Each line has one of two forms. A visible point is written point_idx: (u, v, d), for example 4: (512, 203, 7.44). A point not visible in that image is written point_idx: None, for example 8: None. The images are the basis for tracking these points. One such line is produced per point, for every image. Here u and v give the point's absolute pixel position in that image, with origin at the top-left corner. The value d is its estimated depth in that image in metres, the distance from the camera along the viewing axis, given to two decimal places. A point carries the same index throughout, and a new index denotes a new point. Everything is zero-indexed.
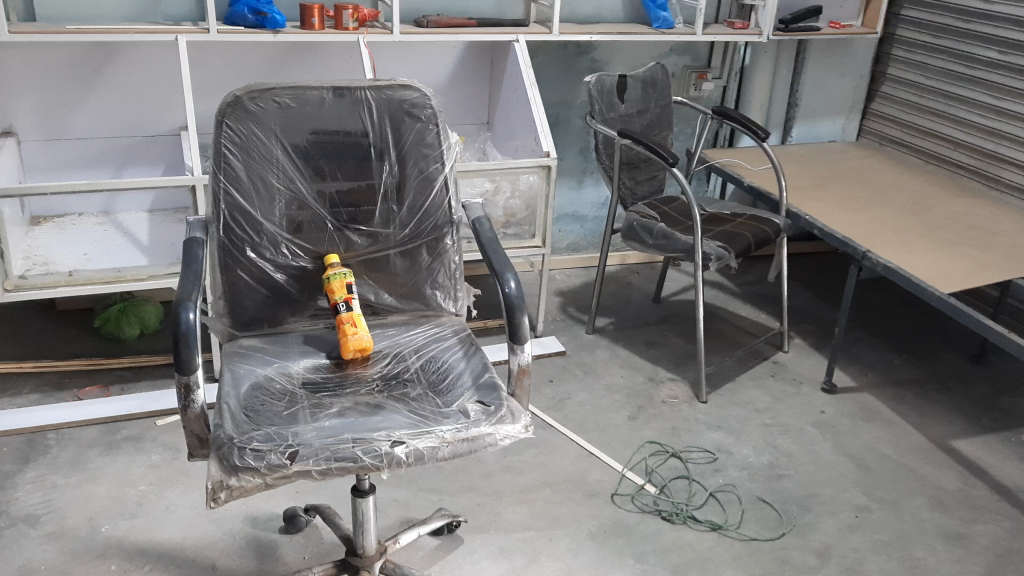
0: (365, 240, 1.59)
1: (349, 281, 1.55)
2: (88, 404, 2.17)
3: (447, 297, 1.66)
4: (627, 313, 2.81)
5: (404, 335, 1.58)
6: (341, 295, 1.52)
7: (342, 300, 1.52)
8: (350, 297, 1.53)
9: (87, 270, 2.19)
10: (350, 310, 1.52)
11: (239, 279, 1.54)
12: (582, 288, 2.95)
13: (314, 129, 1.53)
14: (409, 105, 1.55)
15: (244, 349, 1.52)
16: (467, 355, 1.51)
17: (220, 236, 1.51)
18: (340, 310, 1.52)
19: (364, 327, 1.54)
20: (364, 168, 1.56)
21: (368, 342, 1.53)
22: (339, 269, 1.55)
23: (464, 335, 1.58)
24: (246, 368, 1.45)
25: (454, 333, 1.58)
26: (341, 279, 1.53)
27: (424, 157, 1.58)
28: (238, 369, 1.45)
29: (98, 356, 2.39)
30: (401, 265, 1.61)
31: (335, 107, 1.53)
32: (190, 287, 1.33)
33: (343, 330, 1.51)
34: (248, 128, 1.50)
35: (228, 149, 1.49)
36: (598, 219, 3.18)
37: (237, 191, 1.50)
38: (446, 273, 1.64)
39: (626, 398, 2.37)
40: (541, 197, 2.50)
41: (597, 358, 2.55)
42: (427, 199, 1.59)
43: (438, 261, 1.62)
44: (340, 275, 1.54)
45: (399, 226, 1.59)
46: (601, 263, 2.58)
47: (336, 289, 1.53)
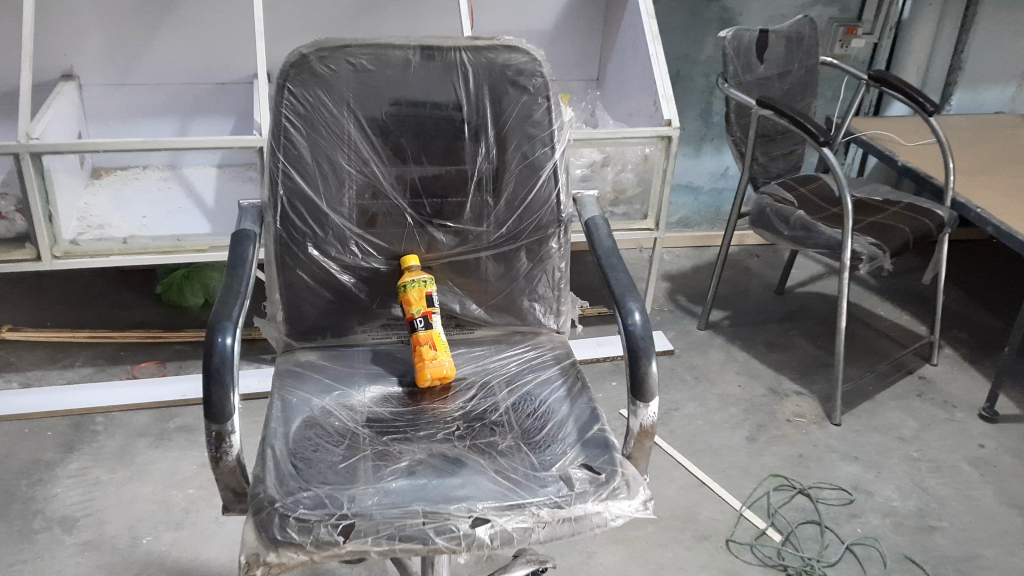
0: (451, 240, 1.28)
1: (430, 290, 1.26)
2: (142, 385, 1.97)
3: (549, 313, 1.35)
4: (745, 306, 2.46)
5: (494, 363, 1.29)
6: (419, 310, 1.24)
7: (419, 315, 1.24)
8: (429, 313, 1.24)
9: (144, 238, 1.94)
10: (429, 329, 1.24)
11: (299, 280, 1.27)
12: (693, 273, 2.61)
13: (395, 99, 1.22)
14: (515, 72, 1.23)
15: (301, 369, 1.25)
16: (571, 395, 1.20)
17: (277, 229, 1.24)
18: (415, 328, 1.24)
19: (445, 349, 1.25)
20: (455, 150, 1.25)
21: (449, 368, 1.25)
22: (418, 275, 1.26)
23: (570, 366, 1.27)
24: (300, 399, 1.18)
25: (556, 363, 1.28)
26: (419, 289, 1.25)
27: (529, 138, 1.26)
28: (290, 399, 1.18)
29: (158, 328, 2.17)
30: (494, 272, 1.31)
31: (422, 72, 1.22)
32: (232, 300, 1.07)
33: (418, 354, 1.24)
34: (315, 96, 1.21)
35: (288, 121, 1.20)
36: (715, 191, 2.80)
37: (298, 174, 1.22)
38: (548, 283, 1.32)
39: (743, 413, 2.04)
40: (658, 171, 2.14)
41: (711, 362, 2.22)
42: (530, 191, 1.27)
43: (538, 268, 1.31)
44: (417, 284, 1.25)
45: (494, 223, 1.28)
46: (723, 251, 2.23)
47: (412, 301, 1.24)
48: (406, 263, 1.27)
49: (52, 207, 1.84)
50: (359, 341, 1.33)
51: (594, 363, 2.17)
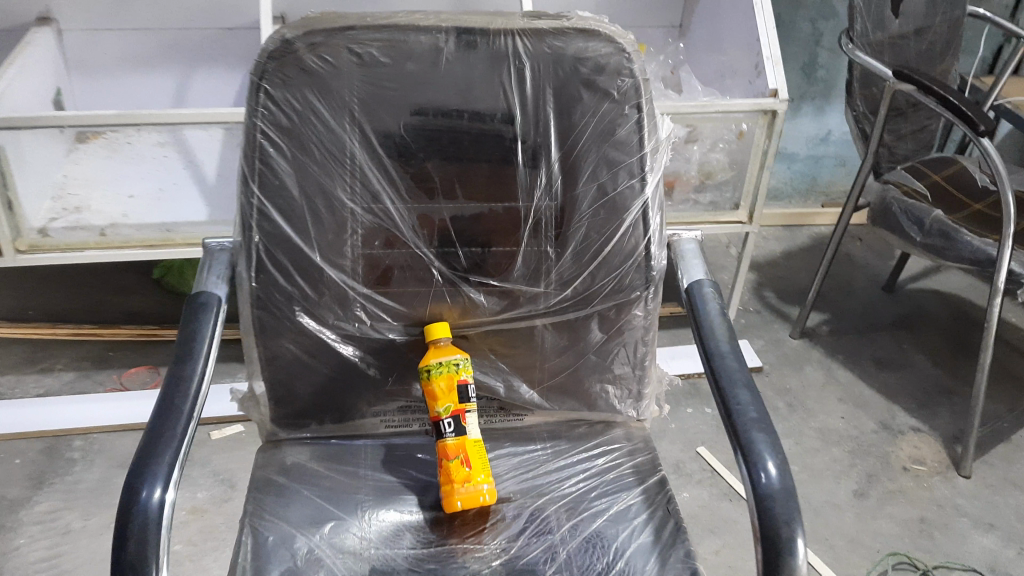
0: (494, 303, 0.91)
1: (463, 377, 0.89)
2: (128, 400, 1.66)
3: (626, 398, 0.98)
4: (847, 308, 2.06)
5: (551, 476, 0.93)
6: (447, 406, 0.89)
7: (446, 414, 0.88)
8: (459, 410, 0.88)
9: (127, 226, 1.64)
10: (460, 435, 0.88)
11: (285, 354, 0.92)
12: (783, 261, 2.21)
13: (419, 107, 0.84)
14: (593, 69, 0.83)
15: (287, 479, 0.91)
16: (662, 545, 0.84)
17: (252, 287, 0.88)
18: (441, 433, 0.88)
19: (484, 464, 0.89)
20: (504, 179, 0.87)
21: (488, 493, 0.88)
22: (446, 354, 0.90)
23: (657, 487, 0.91)
24: (280, 537, 0.84)
25: (638, 480, 0.92)
26: (446, 377, 0.89)
27: (610, 164, 0.87)
28: (266, 538, 0.84)
29: (155, 320, 1.86)
30: (553, 347, 0.94)
31: (458, 67, 0.83)
32: (171, 417, 0.74)
33: (444, 472, 0.88)
34: (303, 101, 0.82)
35: (265, 137, 0.83)
36: (812, 159, 2.35)
37: (281, 213, 0.86)
38: (628, 361, 0.95)
39: (848, 457, 1.68)
40: (756, 153, 1.70)
41: (807, 383, 1.84)
42: (609, 240, 0.89)
43: (615, 342, 0.94)
44: (445, 370, 0.89)
45: (555, 282, 0.90)
46: (831, 250, 1.82)
47: (437, 393, 0.89)
48: (432, 337, 0.91)
49: (12, 193, 1.53)
50: (367, 429, 0.99)
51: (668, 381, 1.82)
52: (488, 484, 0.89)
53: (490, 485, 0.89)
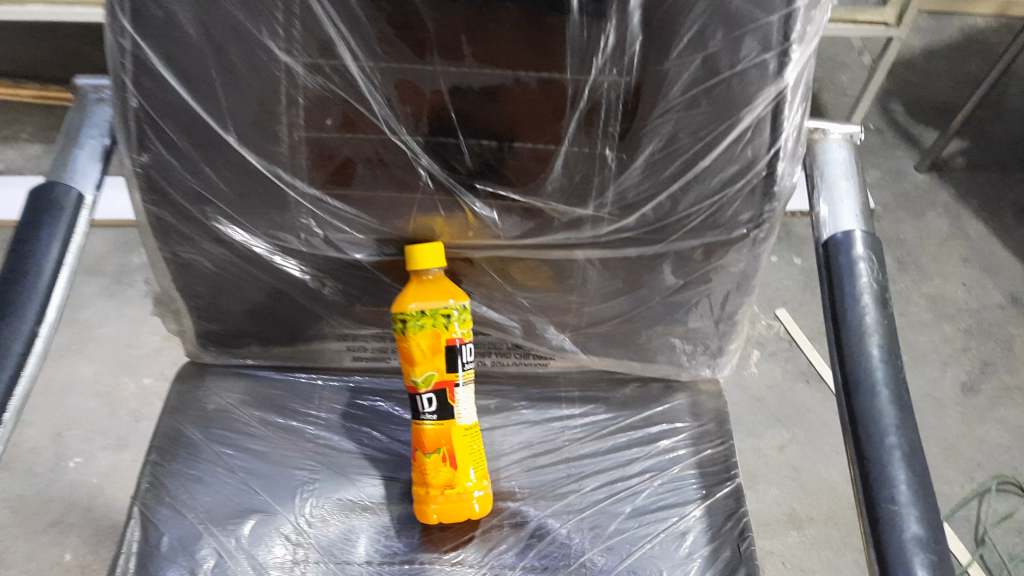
0: (514, 223, 0.59)
1: (456, 336, 0.59)
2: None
3: (699, 355, 0.67)
4: (994, 134, 1.63)
5: (577, 469, 0.65)
6: (428, 377, 0.59)
7: (426, 389, 0.59)
8: (445, 386, 0.59)
9: None
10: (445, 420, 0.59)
11: (201, 263, 0.62)
12: (923, 61, 1.74)
13: None
14: None
15: (203, 439, 0.65)
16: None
17: (138, 174, 0.57)
18: (418, 412, 0.60)
19: (480, 460, 0.62)
20: (542, 35, 0.51)
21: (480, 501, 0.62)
22: (434, 299, 0.59)
23: (728, 508, 0.62)
24: (178, 539, 0.59)
25: (701, 493, 0.63)
26: (430, 334, 0.59)
27: (731, 24, 0.49)
28: (159, 541, 0.59)
29: None
30: (600, 289, 0.62)
31: None
32: None
33: (419, 467, 0.61)
34: None
35: None
36: None
37: (171, 66, 0.52)
38: (709, 314, 0.63)
39: (961, 337, 1.34)
40: None
41: (925, 234, 1.47)
42: (708, 150, 0.53)
43: (694, 291, 0.61)
44: (430, 324, 0.59)
45: (612, 204, 0.56)
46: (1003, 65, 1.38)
47: (414, 356, 0.59)
48: (416, 267, 0.59)
49: None
50: (328, 358, 0.70)
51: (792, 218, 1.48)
52: (483, 488, 0.62)
53: (485, 488, 0.62)
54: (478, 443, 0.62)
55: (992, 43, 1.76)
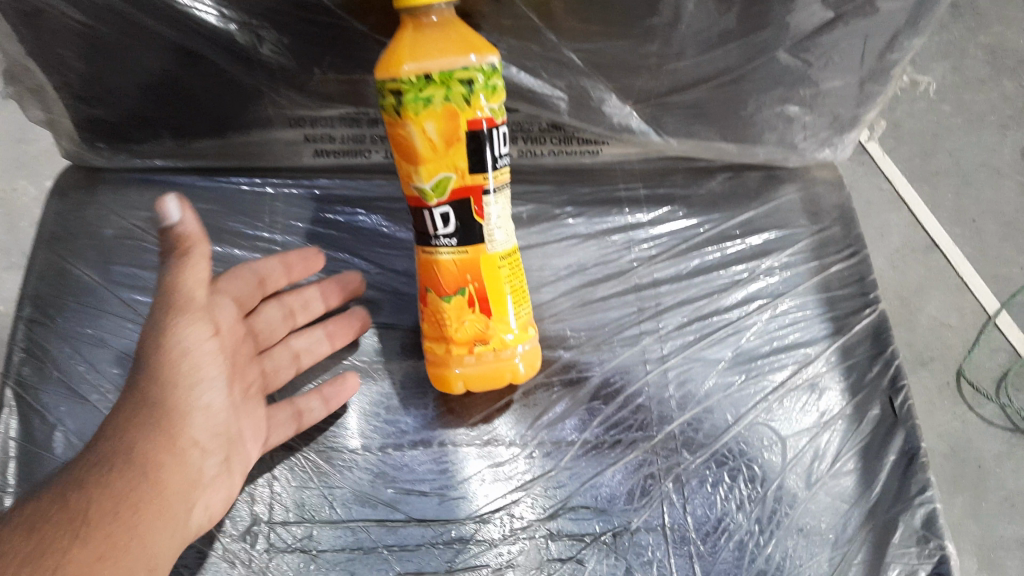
0: None
1: (480, 117, 0.37)
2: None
3: (821, 131, 0.46)
4: None
5: (651, 300, 0.46)
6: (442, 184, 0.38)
7: (439, 202, 0.39)
8: (468, 196, 0.38)
9: None
10: (468, 249, 0.39)
11: (61, 10, 0.39)
12: None
13: None
14: None
15: (102, 283, 0.45)
16: (877, 497, 0.40)
17: None
18: (428, 238, 0.40)
19: (522, 295, 0.41)
20: None
21: (527, 356, 0.42)
22: (439, 55, 0.36)
23: (872, 350, 0.44)
24: (79, 437, 0.40)
25: (829, 329, 0.45)
26: (440, 115, 0.36)
27: None
28: (51, 441, 0.40)
29: None
30: (697, 34, 0.40)
31: None
32: None
33: (433, 314, 0.41)
34: None
35: None
36: None
37: None
38: (854, 69, 0.42)
39: None
40: None
41: None
42: None
43: (844, 31, 0.40)
44: (442, 98, 0.36)
45: None
46: None
47: (417, 154, 0.38)
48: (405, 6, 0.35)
49: None
50: (273, 162, 0.48)
51: None
52: (528, 332, 0.42)
53: (532, 331, 0.42)
54: (517, 270, 0.41)
55: None
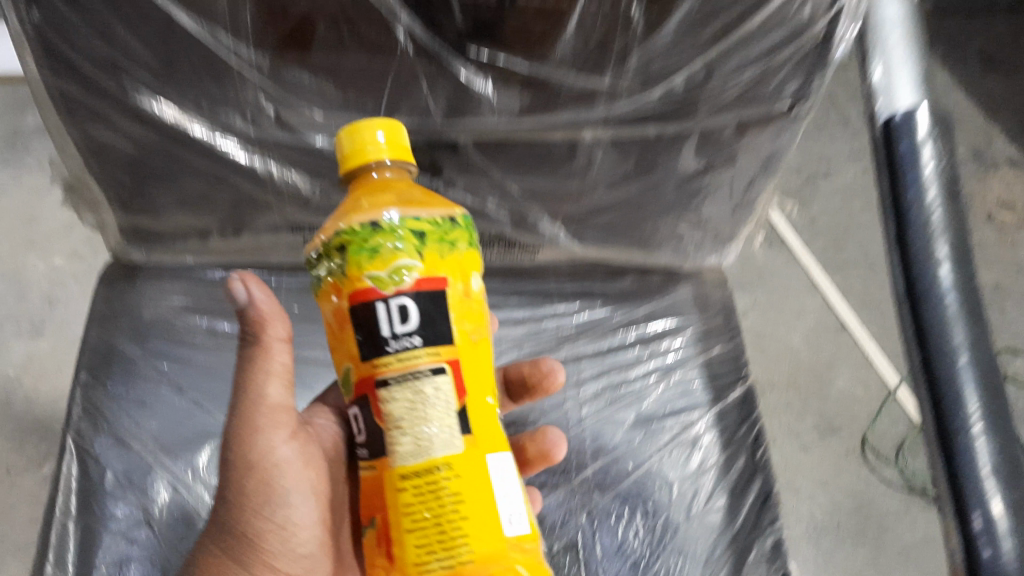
0: (511, 98, 0.47)
1: (364, 284, 0.32)
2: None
3: (707, 243, 0.60)
4: None
5: (573, 373, 0.58)
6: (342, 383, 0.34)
7: (347, 402, 0.34)
8: (363, 393, 0.33)
9: None
10: (376, 465, 0.33)
11: (119, 145, 0.50)
12: None
13: None
14: None
15: (141, 355, 0.56)
16: (740, 526, 0.53)
17: (28, 34, 0.43)
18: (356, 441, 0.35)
19: (439, 545, 0.31)
20: None
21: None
22: (340, 212, 0.35)
23: (741, 414, 0.56)
24: (127, 479, 0.51)
25: (710, 397, 0.57)
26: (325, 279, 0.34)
27: None
28: (104, 480, 0.51)
29: None
30: (607, 173, 0.53)
31: None
32: None
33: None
34: None
35: None
36: None
37: None
38: (727, 200, 0.56)
39: None
40: None
41: None
42: (757, 10, 0.42)
43: (716, 175, 0.53)
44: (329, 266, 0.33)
45: (633, 70, 0.45)
46: None
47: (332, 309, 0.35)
48: (343, 164, 0.35)
49: None
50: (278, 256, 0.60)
51: None
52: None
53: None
54: (444, 503, 0.31)
55: None
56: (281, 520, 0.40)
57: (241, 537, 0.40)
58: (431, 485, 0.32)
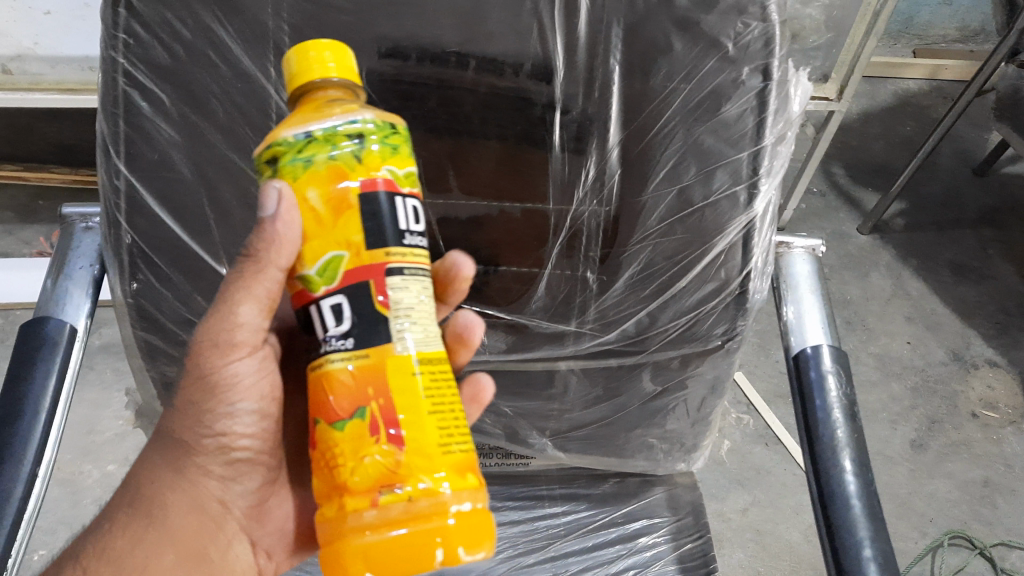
0: (499, 336, 0.61)
1: (379, 175, 0.36)
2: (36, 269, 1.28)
3: (675, 452, 0.69)
4: (941, 188, 1.61)
5: (562, 567, 0.67)
6: (328, 270, 0.36)
7: (333, 289, 0.36)
8: (369, 278, 0.36)
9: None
10: (369, 351, 0.35)
11: None
12: (875, 115, 1.72)
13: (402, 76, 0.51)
14: (681, 22, 0.49)
15: None
16: None
17: (129, 303, 0.55)
18: (320, 344, 0.36)
19: (456, 434, 0.36)
20: (525, 168, 0.55)
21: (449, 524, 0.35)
22: (308, 110, 0.37)
23: None
24: None
25: None
26: (317, 189, 0.36)
27: (702, 159, 0.51)
28: None
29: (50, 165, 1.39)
30: (581, 396, 0.64)
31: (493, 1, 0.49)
32: None
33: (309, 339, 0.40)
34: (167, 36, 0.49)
35: (115, 108, 0.49)
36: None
37: (165, 205, 0.52)
38: (685, 416, 0.66)
39: (908, 395, 1.31)
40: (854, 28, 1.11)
41: (870, 293, 1.44)
42: (685, 272, 0.55)
43: (672, 396, 0.63)
44: (326, 160, 0.36)
45: (593, 321, 0.58)
46: (943, 130, 1.39)
47: (304, 233, 0.37)
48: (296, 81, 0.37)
49: None
50: None
51: (859, 262, 1.49)
52: (439, 475, 0.35)
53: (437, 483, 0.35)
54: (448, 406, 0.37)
55: (940, 98, 1.74)
56: (221, 427, 0.45)
57: (179, 441, 0.46)
58: (440, 378, 0.37)
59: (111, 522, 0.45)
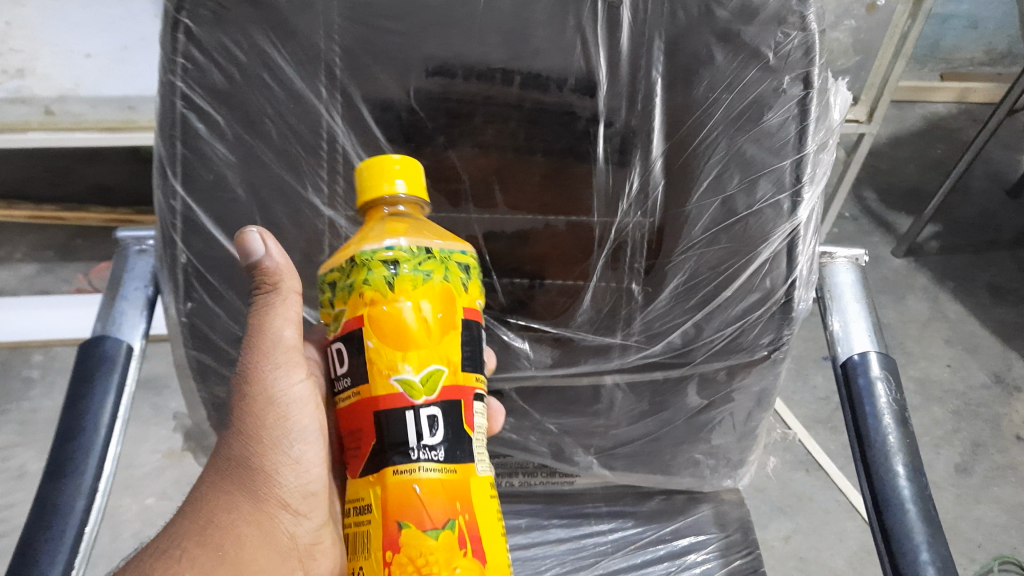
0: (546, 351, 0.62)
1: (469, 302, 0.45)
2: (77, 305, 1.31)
3: (721, 468, 0.69)
4: (974, 211, 1.60)
5: None
6: (430, 379, 0.41)
7: (427, 398, 0.41)
8: (461, 395, 0.42)
9: (36, 80, 1.09)
10: (455, 466, 0.41)
11: None
12: (902, 140, 1.72)
13: (446, 92, 0.52)
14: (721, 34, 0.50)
15: None
16: None
17: (183, 323, 0.57)
18: (410, 452, 0.41)
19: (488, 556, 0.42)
20: (569, 182, 0.56)
21: None
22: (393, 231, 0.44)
23: None
24: None
25: None
26: (433, 302, 0.42)
27: (745, 168, 0.52)
28: None
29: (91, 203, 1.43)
30: (627, 412, 0.65)
31: (536, 15, 0.50)
32: None
33: (357, 440, 0.42)
34: (217, 59, 0.50)
35: (170, 129, 0.51)
36: None
37: (219, 224, 0.54)
38: (732, 431, 0.66)
39: (950, 419, 1.29)
40: (883, 52, 1.12)
41: (907, 317, 1.43)
42: (730, 282, 0.55)
43: (718, 410, 0.63)
44: (439, 278, 0.43)
45: (639, 333, 0.59)
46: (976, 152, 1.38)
47: (409, 342, 0.41)
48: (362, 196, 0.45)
49: None
50: None
51: (894, 286, 1.48)
52: None
53: None
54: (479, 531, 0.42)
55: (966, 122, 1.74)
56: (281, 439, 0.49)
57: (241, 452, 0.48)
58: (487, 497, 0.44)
59: (180, 548, 0.45)
